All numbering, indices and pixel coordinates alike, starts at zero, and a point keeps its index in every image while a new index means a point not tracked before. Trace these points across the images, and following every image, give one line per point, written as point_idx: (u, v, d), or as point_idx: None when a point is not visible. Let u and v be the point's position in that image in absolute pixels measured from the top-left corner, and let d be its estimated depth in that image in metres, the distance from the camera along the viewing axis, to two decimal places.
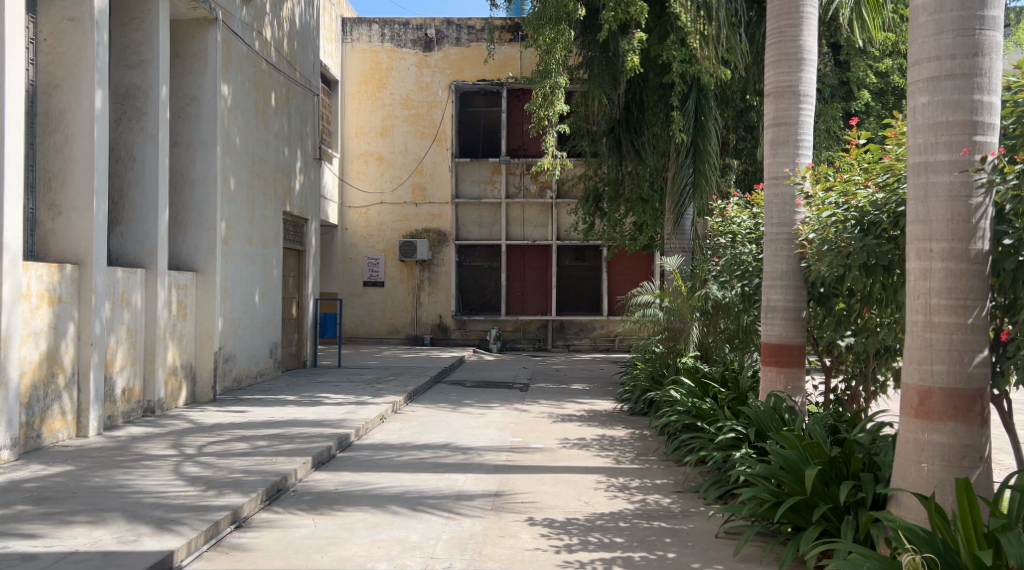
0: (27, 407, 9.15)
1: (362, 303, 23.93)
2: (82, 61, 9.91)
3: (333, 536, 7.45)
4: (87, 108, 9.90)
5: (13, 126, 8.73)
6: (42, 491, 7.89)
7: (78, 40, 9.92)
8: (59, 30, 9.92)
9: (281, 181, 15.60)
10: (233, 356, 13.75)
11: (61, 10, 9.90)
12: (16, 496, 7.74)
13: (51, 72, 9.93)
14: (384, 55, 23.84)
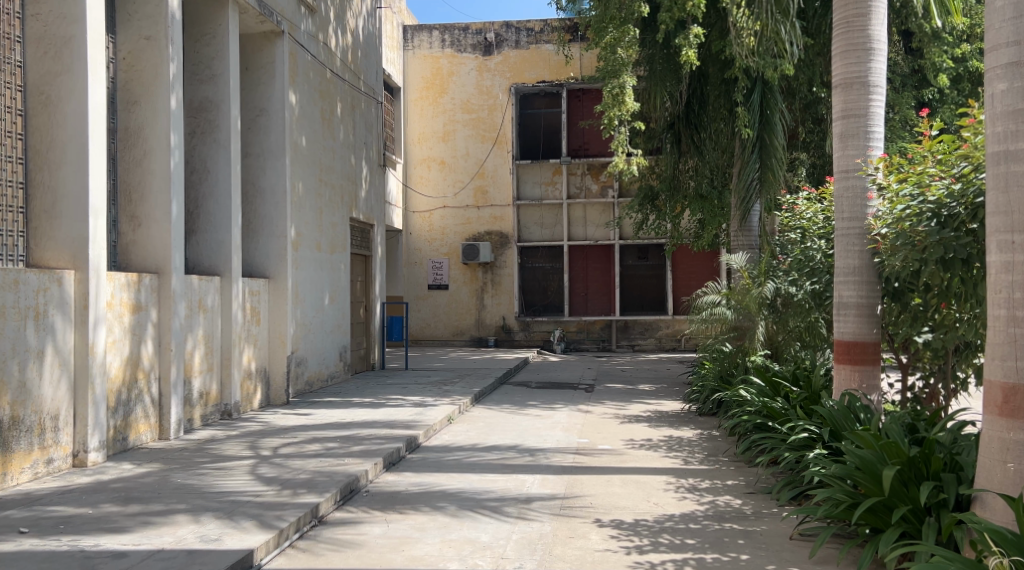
0: (113, 411, 9.39)
1: (427, 306, 24.16)
2: (158, 77, 10.14)
3: (406, 536, 7.51)
4: (164, 122, 10.13)
5: (97, 144, 8.96)
6: (129, 491, 8.09)
7: (153, 58, 10.16)
8: (136, 49, 10.19)
9: (348, 188, 15.79)
10: (305, 359, 13.96)
11: (138, 29, 10.18)
12: (104, 496, 7.94)
13: (131, 88, 10.19)
14: (445, 60, 24.01)
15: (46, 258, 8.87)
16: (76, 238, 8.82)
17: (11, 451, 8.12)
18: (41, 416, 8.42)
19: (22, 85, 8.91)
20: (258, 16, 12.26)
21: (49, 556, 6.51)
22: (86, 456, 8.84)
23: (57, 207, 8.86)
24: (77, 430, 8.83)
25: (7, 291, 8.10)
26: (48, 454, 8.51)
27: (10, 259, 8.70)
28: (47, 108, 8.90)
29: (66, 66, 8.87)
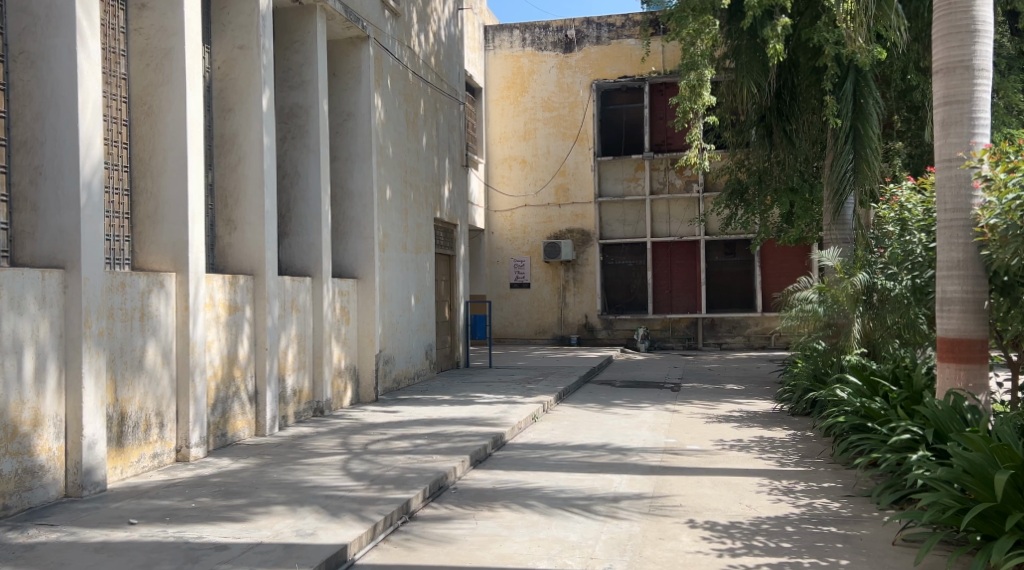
0: (213, 408, 9.57)
1: (510, 304, 24.28)
2: (250, 85, 10.27)
3: (494, 534, 7.44)
4: (257, 129, 10.25)
5: (195, 152, 9.12)
6: (228, 485, 8.19)
7: (246, 66, 10.29)
8: (230, 58, 10.35)
9: (432, 190, 15.85)
10: (393, 358, 14.04)
11: (232, 39, 10.34)
12: (205, 489, 8.06)
13: (226, 96, 10.36)
14: (526, 60, 24.06)
15: (149, 262, 9.05)
16: (177, 243, 8.98)
17: (122, 446, 8.30)
18: (147, 412, 8.60)
19: (125, 96, 9.13)
20: (345, 22, 12.35)
21: (158, 547, 6.60)
22: (189, 451, 9.02)
23: (160, 213, 9.04)
24: (180, 426, 9.01)
25: (116, 292, 8.26)
26: (154, 449, 8.70)
27: (116, 262, 8.92)
28: (149, 117, 9.09)
29: (167, 78, 9.05)
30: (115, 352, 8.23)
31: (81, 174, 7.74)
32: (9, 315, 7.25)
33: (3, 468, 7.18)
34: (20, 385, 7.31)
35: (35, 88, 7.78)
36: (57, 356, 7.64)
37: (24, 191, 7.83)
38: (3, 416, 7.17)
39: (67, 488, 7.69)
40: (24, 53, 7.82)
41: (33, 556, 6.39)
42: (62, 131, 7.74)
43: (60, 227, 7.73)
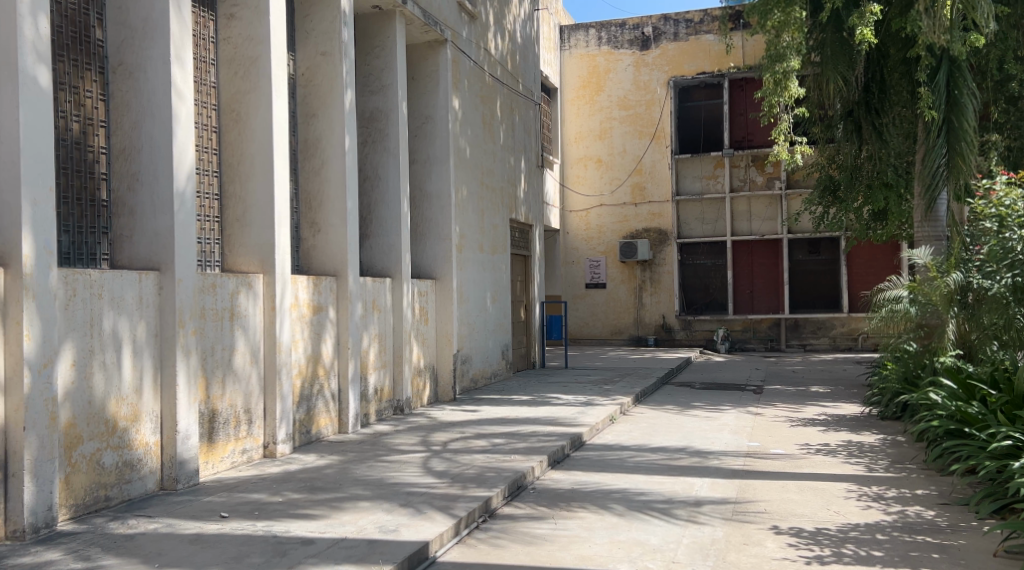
0: (299, 405, 9.61)
1: (585, 305, 24.12)
2: (333, 92, 10.29)
3: (574, 535, 7.27)
4: (339, 136, 10.26)
5: (282, 157, 9.16)
6: (314, 481, 8.18)
7: (329, 73, 10.32)
8: (314, 64, 10.39)
9: (508, 191, 15.77)
10: (470, 357, 13.97)
11: (315, 45, 10.38)
12: (291, 484, 8.07)
13: (310, 101, 10.40)
14: (602, 58, 23.91)
15: (239, 264, 9.12)
16: (265, 245, 9.02)
17: (213, 441, 8.37)
18: (237, 409, 8.66)
19: (215, 104, 9.22)
20: (424, 26, 12.32)
21: (247, 540, 6.59)
22: (276, 447, 9.05)
23: (248, 217, 9.10)
24: (267, 422, 9.04)
25: (207, 293, 8.32)
26: (244, 445, 8.75)
27: (207, 264, 9.01)
28: (237, 124, 9.17)
29: (254, 85, 9.11)
30: (207, 351, 8.29)
31: (177, 181, 7.83)
32: (110, 314, 7.32)
33: (104, 461, 7.25)
34: (121, 382, 7.39)
35: (133, 98, 7.89)
36: (152, 356, 7.71)
37: (121, 197, 7.92)
38: (104, 411, 7.25)
39: (163, 481, 7.79)
40: (123, 64, 7.92)
41: (132, 546, 6.43)
42: (158, 138, 7.83)
43: (156, 231, 7.81)
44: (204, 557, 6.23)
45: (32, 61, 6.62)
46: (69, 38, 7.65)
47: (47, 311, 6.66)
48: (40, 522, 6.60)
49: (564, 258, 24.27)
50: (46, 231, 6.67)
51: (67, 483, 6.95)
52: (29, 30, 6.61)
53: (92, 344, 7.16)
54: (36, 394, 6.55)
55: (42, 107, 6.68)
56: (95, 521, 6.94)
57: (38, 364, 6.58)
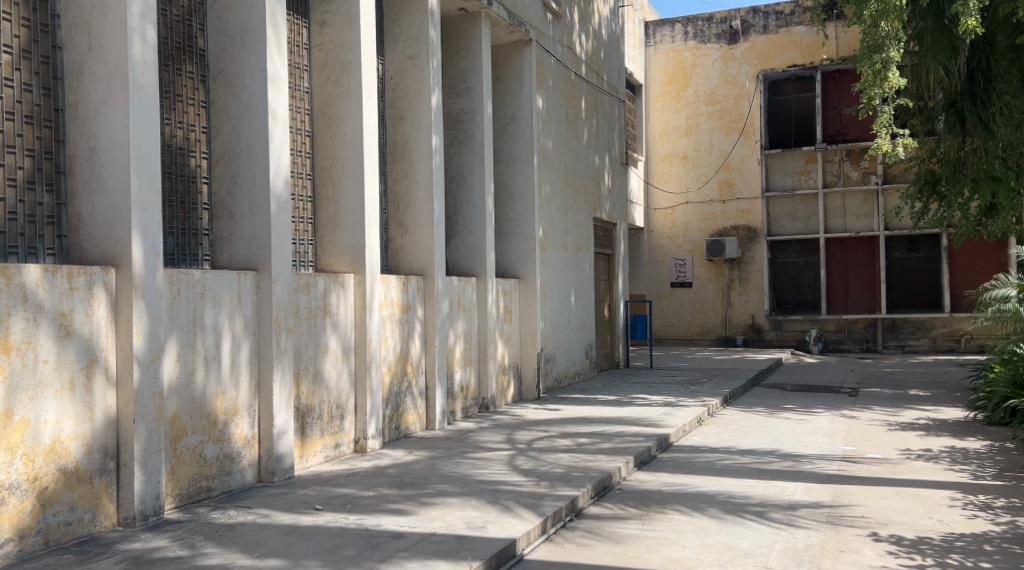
0: (389, 401, 9.55)
1: (671, 304, 23.74)
2: (421, 95, 10.20)
3: (663, 537, 7.00)
4: (426, 139, 10.17)
5: (372, 158, 9.10)
6: (403, 476, 8.08)
7: (417, 76, 10.22)
8: (401, 68, 10.32)
9: (592, 189, 15.54)
10: (554, 356, 13.79)
11: (403, 49, 10.32)
12: (382, 479, 7.99)
13: (398, 103, 10.34)
14: (688, 53, 23.50)
15: (331, 264, 9.12)
16: (357, 245, 8.98)
17: (307, 436, 8.34)
18: (329, 405, 8.63)
19: (308, 109, 9.21)
20: (509, 27, 12.15)
21: (339, 532, 6.49)
22: (367, 443, 9.00)
23: (340, 218, 9.08)
24: (358, 418, 9.00)
25: (301, 292, 8.32)
26: (336, 439, 8.72)
27: (301, 264, 9.00)
28: (329, 128, 9.14)
29: (345, 90, 9.07)
30: (300, 348, 8.28)
31: (273, 185, 7.84)
32: (211, 312, 7.34)
33: (206, 454, 7.27)
34: (221, 378, 7.41)
35: (232, 104, 7.91)
36: (250, 353, 7.72)
37: (221, 199, 7.94)
38: (206, 406, 7.26)
39: (261, 473, 7.80)
40: (223, 71, 7.93)
41: (232, 535, 6.38)
42: (256, 143, 7.83)
43: (254, 233, 7.82)
44: (298, 548, 6.15)
45: (140, 69, 6.63)
46: (173, 49, 7.66)
47: (155, 310, 6.67)
48: (149, 510, 6.60)
49: (649, 257, 23.93)
50: (153, 232, 6.68)
51: (172, 473, 6.96)
52: (138, 45, 6.60)
53: (195, 341, 7.18)
54: (144, 389, 6.56)
55: (150, 111, 6.69)
56: (198, 511, 6.94)
57: (146, 359, 6.59)
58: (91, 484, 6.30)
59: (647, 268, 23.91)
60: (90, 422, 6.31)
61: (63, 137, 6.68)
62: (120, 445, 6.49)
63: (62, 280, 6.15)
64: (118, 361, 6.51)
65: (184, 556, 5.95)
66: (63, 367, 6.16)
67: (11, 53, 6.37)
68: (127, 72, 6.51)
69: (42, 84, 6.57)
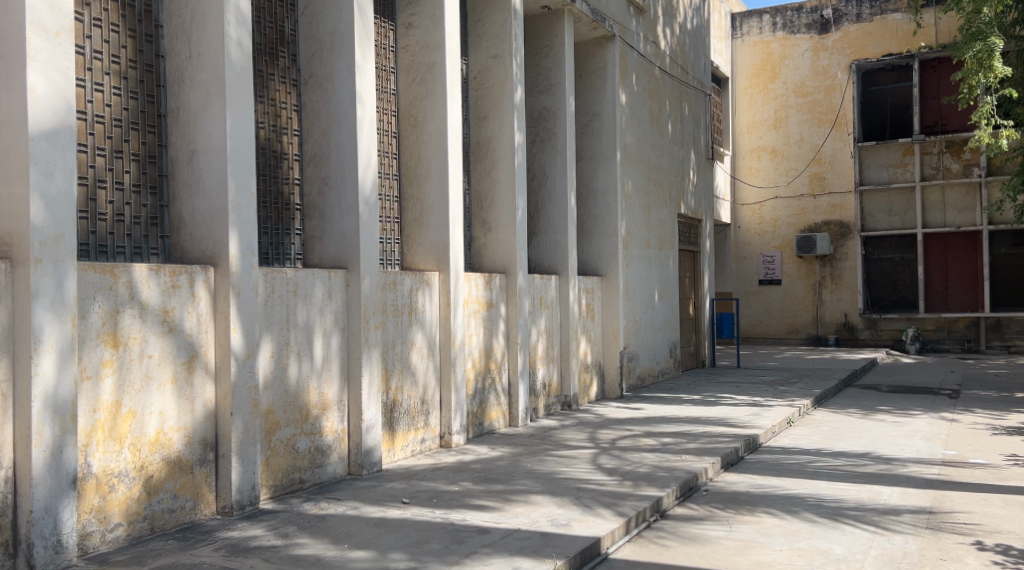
0: (473, 398, 9.67)
1: (758, 302, 23.47)
2: (504, 94, 10.28)
3: (750, 540, 6.94)
4: (509, 136, 10.25)
5: (456, 157, 9.22)
6: (487, 472, 8.18)
7: (501, 75, 10.30)
8: (485, 67, 10.41)
9: (677, 184, 15.45)
10: (637, 355, 13.75)
11: (486, 49, 10.41)
12: (466, 474, 8.10)
13: (481, 104, 10.45)
14: (777, 44, 23.23)
15: (416, 262, 9.26)
16: (442, 243, 9.11)
17: (394, 430, 8.50)
18: (415, 400, 8.78)
19: (395, 110, 9.37)
20: (592, 23, 12.15)
21: (426, 526, 6.61)
22: (452, 438, 9.13)
23: (425, 217, 9.22)
24: (443, 413, 9.13)
25: (388, 290, 8.48)
26: (421, 434, 8.86)
27: (388, 263, 9.16)
28: (415, 129, 9.30)
29: (430, 90, 9.21)
30: (388, 344, 8.43)
31: (363, 186, 8.00)
32: (303, 309, 7.55)
33: (299, 446, 7.46)
34: (313, 373, 7.62)
35: (322, 107, 8.12)
36: (340, 349, 7.92)
37: (312, 200, 8.15)
38: (299, 400, 7.47)
39: (350, 466, 7.99)
40: (314, 75, 8.14)
41: (324, 527, 6.55)
42: (345, 144, 8.01)
43: (343, 233, 8.01)
44: (387, 540, 6.28)
45: (237, 75, 6.85)
46: (266, 55, 7.88)
47: (250, 307, 6.89)
48: (246, 500, 6.82)
49: (736, 254, 23.73)
50: (249, 233, 6.90)
51: (268, 465, 7.17)
52: (235, 52, 6.81)
53: (288, 337, 7.38)
54: (241, 383, 6.78)
55: (245, 115, 6.90)
56: (291, 502, 7.14)
57: (243, 354, 6.81)
58: (192, 473, 6.55)
59: (735, 265, 23.67)
60: (191, 414, 6.54)
61: (166, 142, 6.94)
62: (219, 437, 6.73)
63: (165, 278, 6.38)
64: (217, 356, 6.74)
65: (278, 545, 6.12)
66: (166, 361, 6.38)
67: (119, 63, 6.62)
68: (225, 79, 6.73)
69: (147, 91, 6.83)
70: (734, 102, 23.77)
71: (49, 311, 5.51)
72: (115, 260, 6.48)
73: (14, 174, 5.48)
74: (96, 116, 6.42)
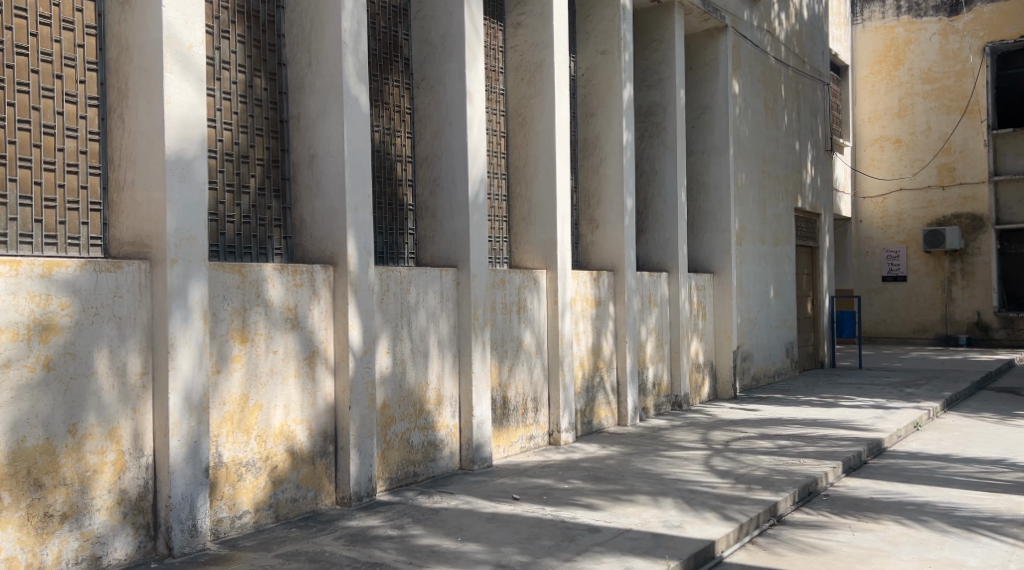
0: (582, 396, 9.80)
1: (882, 300, 22.97)
2: (612, 90, 10.33)
3: (875, 548, 6.76)
4: (617, 134, 10.30)
5: (564, 155, 9.33)
6: (597, 471, 8.27)
7: (609, 72, 10.36)
8: (594, 65, 10.49)
9: (794, 178, 15.26)
10: (752, 355, 13.65)
11: (595, 46, 10.49)
12: (576, 473, 8.22)
13: (589, 101, 10.53)
14: (901, 29, 22.63)
15: (524, 260, 9.41)
16: (549, 241, 9.23)
17: (505, 426, 8.69)
18: (525, 396, 8.95)
19: (503, 110, 9.54)
20: (703, 15, 12.09)
21: (537, 523, 6.75)
22: (560, 436, 9.25)
23: (533, 215, 9.36)
24: (551, 411, 9.26)
25: (497, 288, 8.64)
26: (531, 431, 9.02)
27: (496, 261, 9.34)
28: (523, 128, 9.44)
29: (538, 89, 9.34)
30: (498, 341, 8.62)
31: (473, 185, 8.17)
32: (417, 307, 7.78)
33: (413, 440, 7.70)
34: (426, 369, 7.85)
35: (433, 110, 8.33)
36: (452, 345, 8.14)
37: (424, 201, 8.38)
38: (413, 394, 7.70)
39: (462, 461, 8.20)
40: (425, 79, 8.36)
41: (438, 519, 6.75)
42: (456, 145, 8.19)
43: (454, 233, 8.20)
44: (499, 535, 6.44)
45: (354, 82, 7.10)
46: (382, 59, 8.14)
47: (367, 305, 7.14)
48: (363, 492, 7.07)
49: (858, 249, 23.25)
50: (366, 234, 7.15)
51: (384, 458, 7.42)
52: (351, 59, 7.06)
53: (403, 334, 7.62)
54: (359, 378, 7.04)
55: (361, 120, 7.15)
56: (406, 494, 7.38)
57: (361, 350, 7.07)
58: (313, 465, 6.84)
59: (857, 261, 23.26)
60: (312, 407, 6.84)
61: (288, 147, 7.24)
62: (338, 430, 7.01)
63: (289, 278, 6.68)
64: (336, 352, 7.03)
65: (395, 536, 6.35)
66: (290, 357, 6.68)
67: (245, 72, 6.94)
68: (342, 85, 6.97)
69: (270, 99, 7.14)
70: (854, 91, 23.30)
71: (183, 309, 5.83)
72: (243, 260, 6.81)
73: (153, 181, 5.81)
74: (224, 123, 6.75)
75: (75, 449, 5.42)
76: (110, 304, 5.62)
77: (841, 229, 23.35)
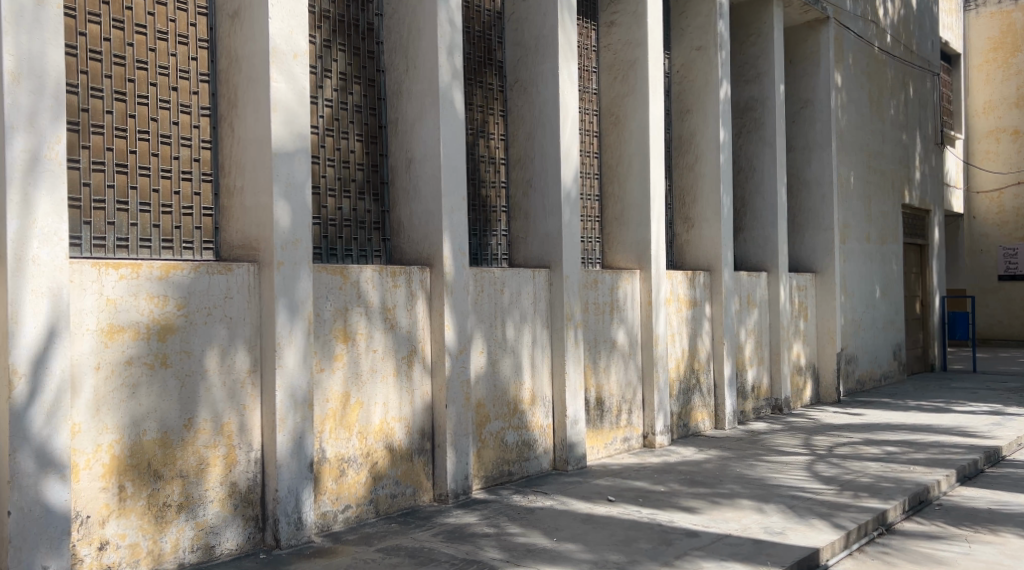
0: (677, 399, 9.78)
1: (997, 300, 22.21)
2: (709, 86, 10.27)
3: (994, 562, 6.51)
4: (713, 133, 10.24)
5: (658, 154, 9.32)
6: (695, 475, 8.25)
7: (705, 69, 10.30)
8: (689, 61, 10.44)
9: (901, 173, 14.93)
10: (857, 357, 13.40)
11: (690, 42, 10.44)
12: (673, 476, 8.22)
13: (684, 99, 10.50)
14: (1018, 13, 21.82)
15: (618, 261, 9.44)
16: (643, 241, 9.24)
17: (600, 427, 8.75)
18: (619, 397, 8.98)
19: (597, 110, 9.58)
20: (803, 7, 11.92)
21: (634, 525, 6.79)
22: (655, 438, 9.25)
23: (626, 215, 9.38)
24: (646, 413, 9.28)
25: (590, 288, 8.70)
26: (625, 433, 9.06)
27: (589, 261, 9.40)
28: (617, 127, 9.47)
29: (632, 88, 9.35)
30: (591, 341, 8.67)
31: (566, 185, 8.24)
32: (511, 307, 7.88)
33: (508, 439, 7.80)
34: (521, 368, 7.95)
35: (527, 111, 8.43)
36: (546, 344, 8.23)
37: (518, 202, 8.48)
38: (507, 394, 7.80)
39: (556, 461, 8.27)
40: (519, 81, 8.46)
41: (534, 519, 6.85)
42: (549, 147, 8.27)
43: (547, 233, 8.28)
44: (595, 536, 6.50)
45: (450, 86, 7.23)
46: (477, 63, 8.28)
47: (462, 306, 7.27)
48: (460, 489, 7.21)
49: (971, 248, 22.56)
50: (461, 235, 7.28)
51: (479, 456, 7.55)
52: (446, 63, 7.18)
53: (496, 334, 7.74)
54: (455, 377, 7.18)
55: (456, 124, 7.28)
56: (502, 492, 7.49)
57: (457, 349, 7.21)
58: (411, 462, 7.01)
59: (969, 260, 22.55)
60: (410, 405, 7.00)
61: (387, 151, 7.41)
62: (435, 428, 7.16)
63: (388, 279, 6.86)
64: (432, 351, 7.18)
65: (492, 534, 6.46)
66: (388, 356, 6.86)
67: (344, 78, 7.14)
68: (439, 90, 7.11)
69: (369, 104, 7.33)
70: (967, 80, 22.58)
71: (288, 309, 6.04)
72: (344, 262, 7.01)
73: (260, 187, 6.04)
74: (325, 129, 6.96)
75: (189, 442, 5.67)
76: (221, 305, 5.86)
77: (953, 226, 22.67)
